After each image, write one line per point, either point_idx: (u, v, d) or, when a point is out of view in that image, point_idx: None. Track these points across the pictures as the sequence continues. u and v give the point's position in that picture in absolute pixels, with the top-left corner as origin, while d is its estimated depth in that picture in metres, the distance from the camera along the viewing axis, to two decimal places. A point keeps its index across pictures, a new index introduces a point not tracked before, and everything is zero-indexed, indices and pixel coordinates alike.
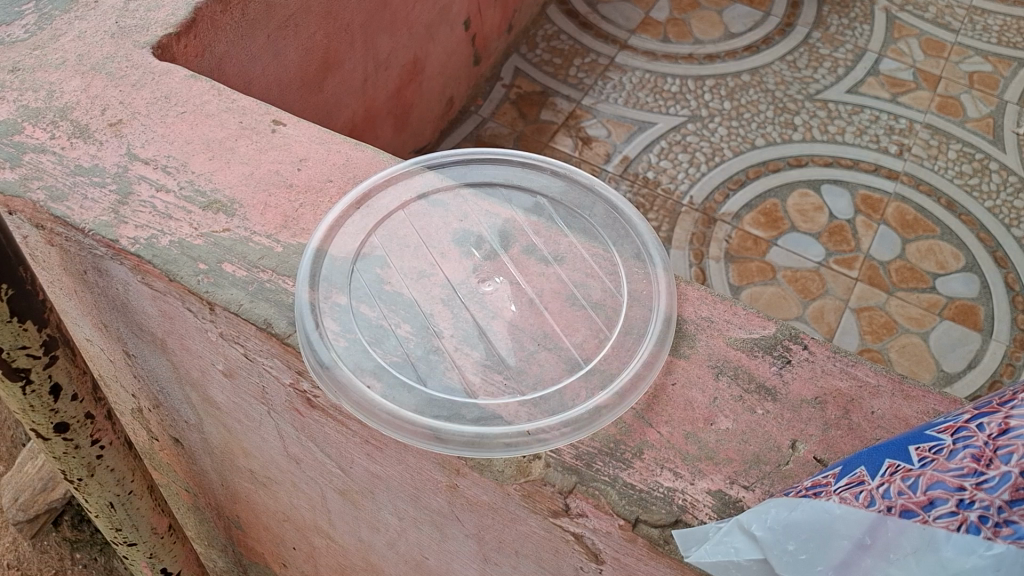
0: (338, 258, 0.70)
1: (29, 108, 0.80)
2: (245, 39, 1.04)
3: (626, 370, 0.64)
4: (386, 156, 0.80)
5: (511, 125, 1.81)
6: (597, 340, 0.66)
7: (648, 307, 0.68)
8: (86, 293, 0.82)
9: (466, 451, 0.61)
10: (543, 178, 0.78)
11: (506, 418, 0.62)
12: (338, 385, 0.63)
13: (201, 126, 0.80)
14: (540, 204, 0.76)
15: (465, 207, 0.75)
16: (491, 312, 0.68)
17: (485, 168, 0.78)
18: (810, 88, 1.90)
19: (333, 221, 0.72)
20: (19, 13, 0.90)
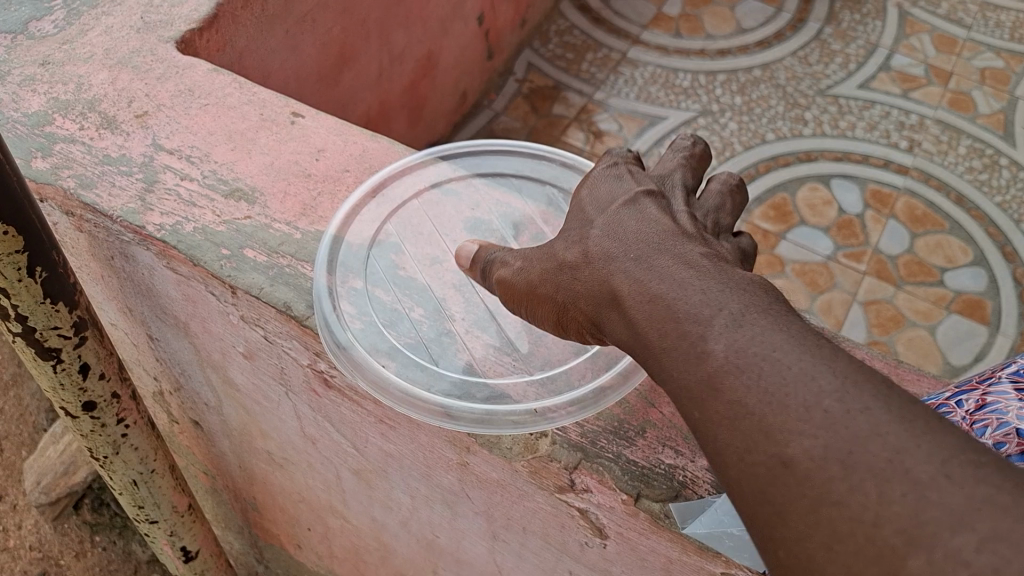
0: (356, 244, 0.73)
1: (59, 101, 0.84)
2: (264, 34, 1.07)
3: None
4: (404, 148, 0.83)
5: (524, 119, 1.84)
6: None
7: None
8: (112, 278, 0.85)
9: (476, 428, 0.63)
10: (553, 169, 0.80)
11: (514, 399, 0.65)
12: (355, 364, 0.66)
13: (223, 118, 0.83)
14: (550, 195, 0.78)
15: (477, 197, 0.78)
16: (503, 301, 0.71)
17: (496, 161, 0.80)
18: (821, 83, 1.92)
19: (348, 209, 0.75)
20: (48, 9, 0.93)
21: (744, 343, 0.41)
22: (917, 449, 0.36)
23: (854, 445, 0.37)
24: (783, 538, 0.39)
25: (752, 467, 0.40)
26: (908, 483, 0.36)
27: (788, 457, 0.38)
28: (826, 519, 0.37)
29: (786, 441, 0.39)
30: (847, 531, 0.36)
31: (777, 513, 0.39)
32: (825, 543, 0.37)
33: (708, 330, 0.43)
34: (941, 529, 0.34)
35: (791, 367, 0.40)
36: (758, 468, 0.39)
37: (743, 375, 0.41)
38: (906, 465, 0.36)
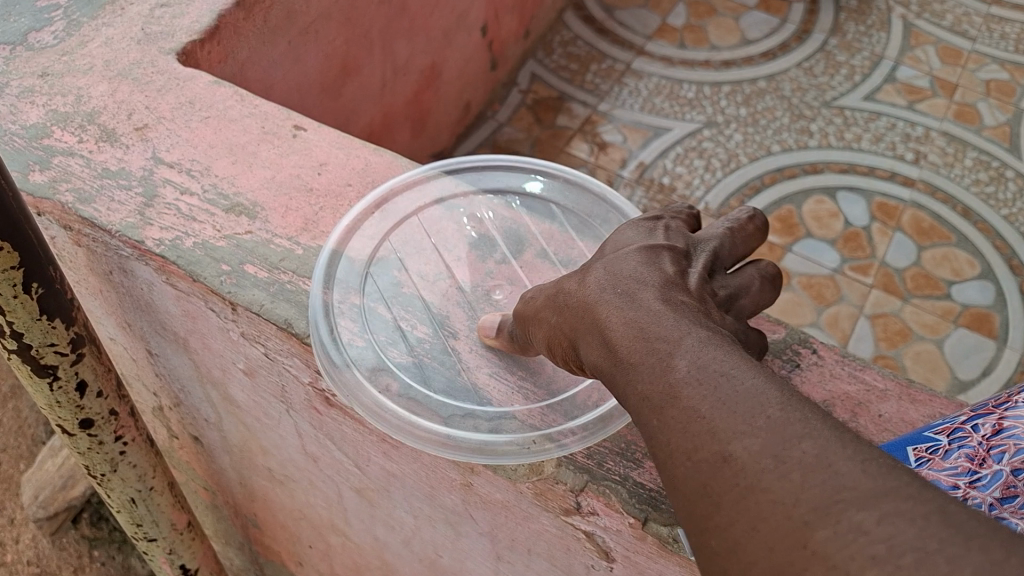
0: (356, 260, 0.71)
1: (58, 113, 0.83)
2: (266, 46, 1.06)
3: None
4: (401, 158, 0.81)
5: (527, 130, 1.82)
6: None
7: None
8: (111, 293, 0.84)
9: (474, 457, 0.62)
10: (556, 183, 0.79)
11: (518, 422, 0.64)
12: (350, 385, 0.65)
13: (225, 130, 0.81)
14: (553, 208, 0.77)
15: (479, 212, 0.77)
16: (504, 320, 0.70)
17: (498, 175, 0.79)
18: (826, 95, 1.91)
19: (348, 223, 0.73)
20: (48, 20, 0.92)
21: (706, 360, 0.41)
22: (844, 450, 0.36)
23: (790, 444, 0.36)
24: (712, 533, 0.38)
25: (696, 465, 0.39)
26: (827, 472, 0.35)
27: (728, 454, 0.38)
28: (754, 509, 0.36)
29: (727, 440, 0.38)
30: (771, 518, 0.35)
31: (711, 508, 0.38)
32: (751, 528, 0.36)
33: (673, 350, 0.43)
34: (849, 507, 0.34)
35: (745, 381, 0.40)
36: (701, 466, 0.39)
37: (695, 385, 0.41)
38: (833, 462, 0.35)
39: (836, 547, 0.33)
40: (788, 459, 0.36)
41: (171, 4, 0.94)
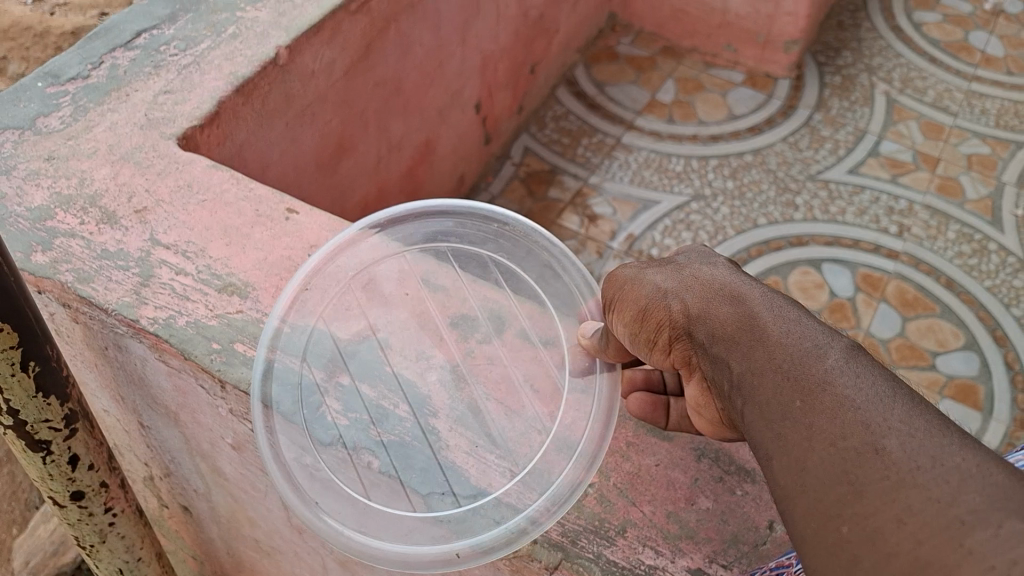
0: (323, 334, 0.74)
1: (61, 196, 0.87)
2: (263, 128, 1.10)
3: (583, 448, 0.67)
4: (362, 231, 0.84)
5: (520, 203, 1.87)
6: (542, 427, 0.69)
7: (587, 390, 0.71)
8: (106, 367, 0.86)
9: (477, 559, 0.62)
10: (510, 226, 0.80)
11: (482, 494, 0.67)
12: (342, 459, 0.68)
13: (220, 213, 0.85)
14: (517, 258, 0.80)
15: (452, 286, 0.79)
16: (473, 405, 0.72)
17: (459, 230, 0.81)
18: (811, 168, 1.97)
19: (288, 296, 0.75)
20: (56, 106, 0.97)
21: (857, 358, 0.49)
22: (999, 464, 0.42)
23: (943, 450, 0.43)
24: (846, 509, 0.45)
25: (842, 451, 0.46)
26: (986, 478, 0.41)
27: (880, 447, 0.45)
28: (901, 504, 0.43)
29: (880, 434, 0.45)
30: (922, 512, 0.42)
31: (854, 493, 0.45)
32: (897, 521, 0.43)
33: (826, 347, 0.50)
34: (1012, 515, 0.40)
35: (900, 387, 0.47)
36: (848, 453, 0.46)
37: (849, 376, 0.48)
38: (990, 471, 0.42)
39: (991, 549, 0.39)
40: (944, 464, 0.43)
41: (174, 91, 0.99)
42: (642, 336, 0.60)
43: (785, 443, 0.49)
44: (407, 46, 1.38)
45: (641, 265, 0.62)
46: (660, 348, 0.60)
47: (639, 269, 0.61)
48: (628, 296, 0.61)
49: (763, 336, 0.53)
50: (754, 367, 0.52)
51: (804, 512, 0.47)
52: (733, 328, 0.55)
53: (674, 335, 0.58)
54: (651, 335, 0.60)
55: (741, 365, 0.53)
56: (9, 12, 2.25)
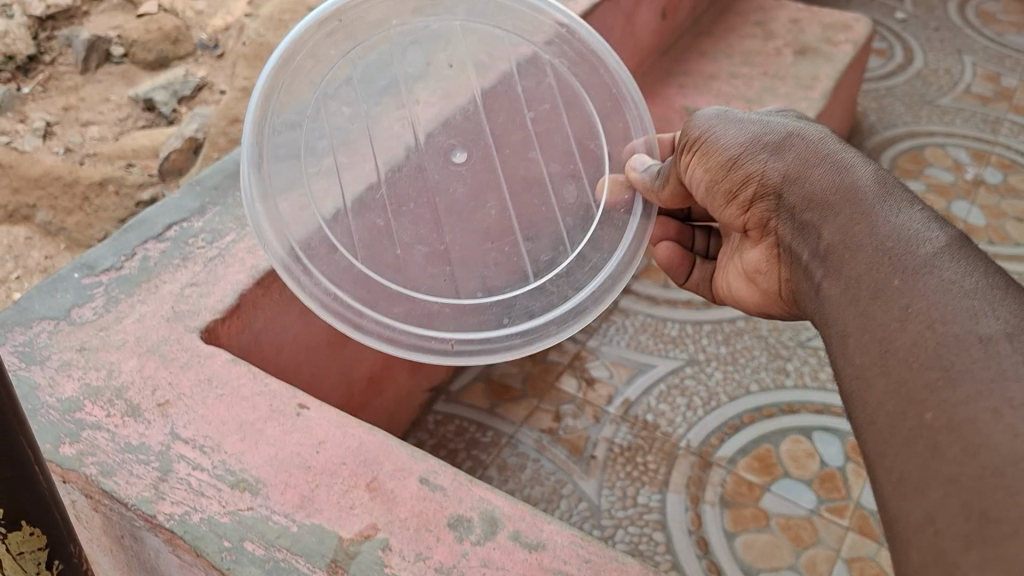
0: (333, 535, 0.81)
1: (91, 387, 0.93)
2: (281, 311, 1.17)
3: (583, 298, 1.16)
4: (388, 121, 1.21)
5: (520, 365, 1.94)
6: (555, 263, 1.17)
7: (603, 260, 1.18)
8: (120, 552, 0.91)
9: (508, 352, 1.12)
10: (578, 33, 1.21)
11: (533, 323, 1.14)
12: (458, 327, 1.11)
13: (236, 407, 0.92)
14: (575, 57, 1.22)
15: (504, 140, 1.23)
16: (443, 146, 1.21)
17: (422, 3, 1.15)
18: (801, 335, 2.04)
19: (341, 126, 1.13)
20: (90, 296, 1.05)
21: (945, 266, 0.84)
22: None
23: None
24: (922, 363, 0.78)
25: (939, 333, 0.78)
26: None
27: (978, 338, 0.76)
28: (1002, 396, 0.71)
29: (975, 330, 0.77)
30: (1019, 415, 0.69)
31: (946, 379, 0.75)
32: (992, 413, 0.70)
33: (920, 245, 0.87)
34: None
35: (980, 285, 0.81)
36: (951, 340, 0.77)
37: (931, 266, 0.84)
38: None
39: None
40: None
41: (200, 282, 1.08)
42: (722, 180, 1.10)
43: (847, 269, 0.92)
44: None
45: (733, 119, 1.12)
46: (743, 202, 1.10)
47: (732, 124, 1.11)
48: (715, 144, 1.11)
49: (864, 211, 0.94)
50: (831, 233, 0.96)
51: (894, 393, 0.78)
52: (804, 179, 1.03)
53: (749, 187, 1.08)
54: (731, 184, 1.10)
55: (812, 218, 1.00)
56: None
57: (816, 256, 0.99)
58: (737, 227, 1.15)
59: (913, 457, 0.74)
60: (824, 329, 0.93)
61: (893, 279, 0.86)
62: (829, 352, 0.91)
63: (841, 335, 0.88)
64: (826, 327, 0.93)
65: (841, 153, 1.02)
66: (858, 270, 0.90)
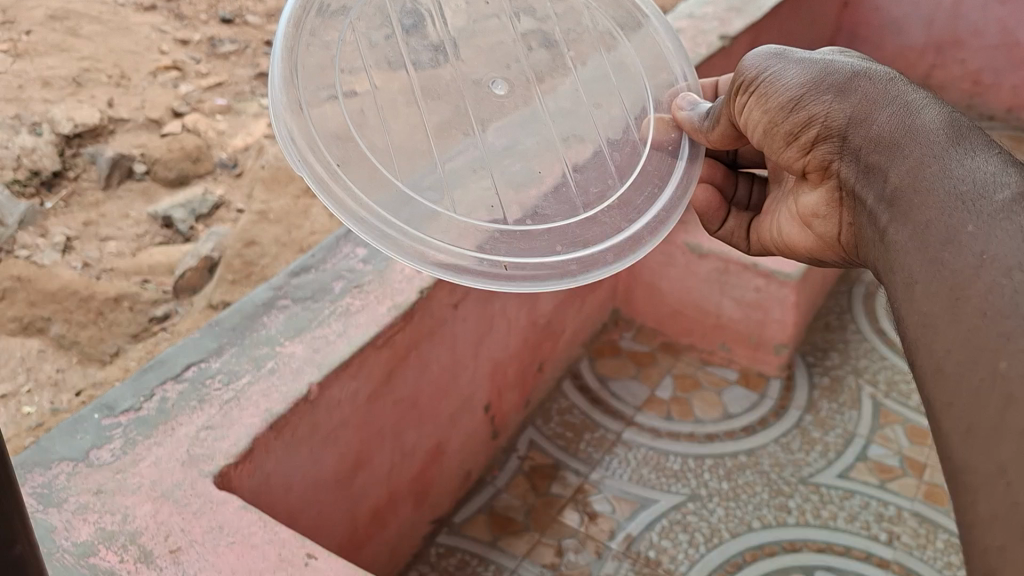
0: None
1: (106, 531, 0.97)
2: (291, 455, 1.22)
3: (633, 229, 1.22)
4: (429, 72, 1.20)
5: (523, 497, 1.94)
6: (604, 198, 1.23)
7: (648, 202, 1.25)
8: None
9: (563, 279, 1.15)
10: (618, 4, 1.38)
11: (588, 252, 1.18)
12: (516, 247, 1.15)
13: (246, 555, 0.96)
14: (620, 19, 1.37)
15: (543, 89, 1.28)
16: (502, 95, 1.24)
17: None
18: (802, 470, 2.05)
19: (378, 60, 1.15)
20: (109, 437, 1.08)
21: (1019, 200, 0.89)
22: None
23: None
24: (991, 306, 0.81)
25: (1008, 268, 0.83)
26: None
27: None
28: None
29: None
30: None
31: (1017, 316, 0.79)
32: None
33: (995, 182, 0.92)
34: None
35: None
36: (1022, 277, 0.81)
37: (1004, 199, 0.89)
38: None
39: None
40: None
41: (215, 425, 1.11)
42: (785, 119, 1.18)
43: (915, 213, 0.97)
44: (425, 368, 1.52)
45: (795, 57, 1.20)
46: (806, 144, 1.18)
47: (794, 63, 1.19)
48: (775, 82, 1.18)
49: (935, 160, 0.99)
50: (898, 176, 1.02)
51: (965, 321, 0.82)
52: (870, 120, 1.10)
53: (812, 128, 1.16)
54: (792, 124, 1.18)
55: (880, 162, 1.06)
56: (59, 275, 2.42)
57: (880, 201, 1.05)
58: (797, 169, 1.23)
59: (982, 411, 0.76)
60: (887, 274, 0.98)
61: (967, 225, 0.89)
62: (893, 298, 0.95)
63: (904, 278, 0.93)
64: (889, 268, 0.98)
65: (908, 95, 1.09)
66: (926, 214, 0.95)
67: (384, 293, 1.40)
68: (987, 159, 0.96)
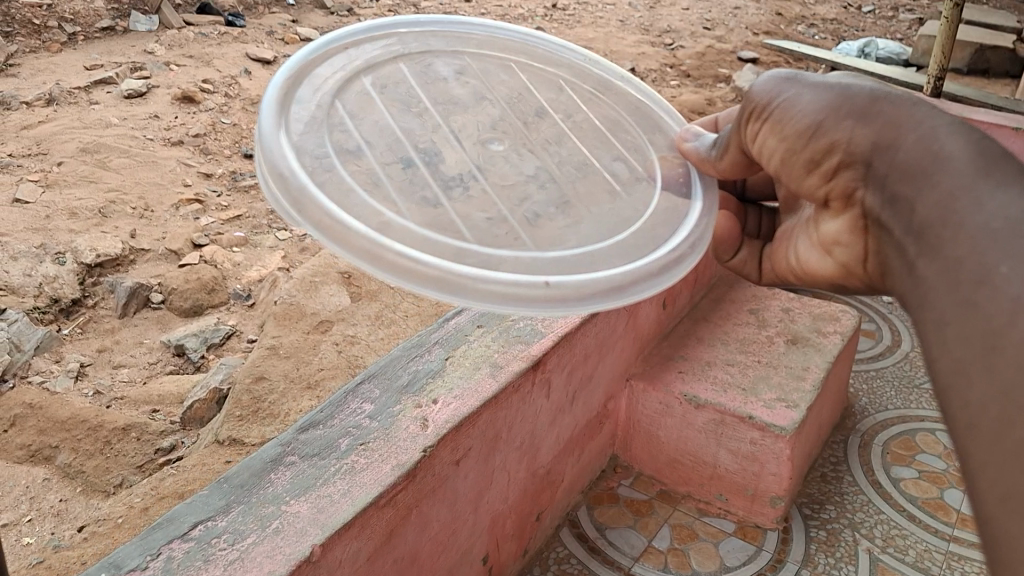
0: None
1: None
2: None
3: (671, 251, 1.21)
4: (422, 129, 1.23)
5: None
6: (630, 223, 1.23)
7: (674, 229, 1.25)
8: None
9: (611, 297, 1.11)
10: (589, 72, 1.53)
11: (630, 267, 1.15)
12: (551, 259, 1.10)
13: None
14: (592, 83, 1.51)
15: (536, 132, 1.33)
16: (515, 162, 1.25)
17: (447, 55, 1.40)
18: None
19: (376, 117, 1.21)
20: None
21: None
22: None
23: None
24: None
25: None
26: None
27: None
28: None
29: None
30: None
31: None
32: None
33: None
34: None
35: None
36: None
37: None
38: None
39: None
40: None
41: None
42: (806, 146, 1.11)
43: (943, 247, 0.85)
44: (426, 524, 1.57)
45: (812, 81, 1.13)
46: (823, 173, 1.10)
47: (810, 90, 1.12)
48: (789, 111, 1.13)
49: (964, 190, 0.85)
50: (927, 208, 0.90)
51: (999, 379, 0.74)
52: (893, 145, 0.98)
53: (834, 154, 1.07)
54: (813, 150, 1.11)
55: (903, 192, 0.95)
56: (70, 402, 2.72)
57: (907, 233, 0.93)
58: (820, 199, 1.14)
59: None
60: (917, 308, 0.87)
61: (1001, 263, 0.78)
62: (919, 332, 0.86)
63: (934, 317, 0.83)
64: (917, 304, 0.87)
65: (932, 118, 0.96)
66: (957, 247, 0.83)
67: (388, 452, 1.46)
68: (1022, 186, 0.83)
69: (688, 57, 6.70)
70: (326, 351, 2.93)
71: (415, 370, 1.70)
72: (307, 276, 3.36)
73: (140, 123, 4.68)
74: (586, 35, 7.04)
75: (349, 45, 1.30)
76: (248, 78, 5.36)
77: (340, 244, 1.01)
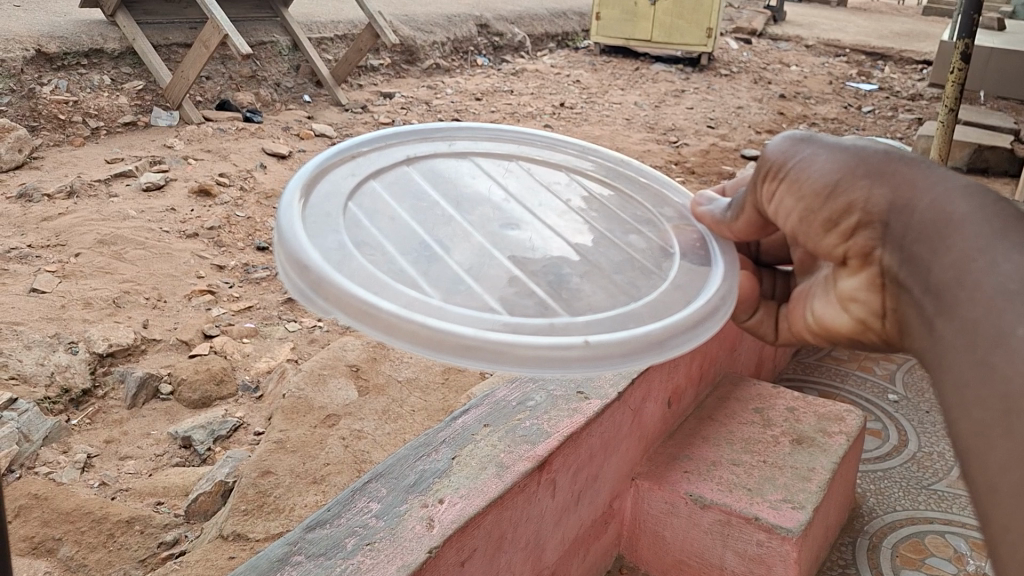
0: None
1: None
2: None
3: (700, 306, 1.23)
4: (441, 216, 1.28)
5: None
6: (655, 288, 1.25)
7: (698, 290, 1.27)
8: None
9: (646, 354, 1.12)
10: (594, 158, 1.58)
11: (662, 325, 1.16)
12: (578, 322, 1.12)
13: None
14: (597, 169, 1.56)
15: (546, 217, 1.37)
16: (527, 243, 1.28)
17: (454, 157, 1.45)
18: None
19: (388, 204, 1.26)
20: None
21: None
22: None
23: None
24: None
25: None
26: None
27: None
28: None
29: None
30: None
31: None
32: None
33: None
34: None
35: None
36: None
37: None
38: None
39: None
40: None
41: None
42: (823, 207, 1.06)
43: (960, 309, 0.79)
44: None
45: (827, 142, 1.09)
46: (841, 235, 1.04)
47: (825, 151, 1.08)
48: (803, 172, 1.09)
49: (978, 251, 0.80)
50: (942, 268, 0.84)
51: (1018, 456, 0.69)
52: (909, 206, 0.93)
53: (851, 214, 1.02)
54: (830, 210, 1.05)
55: (920, 251, 0.89)
56: (76, 494, 2.73)
57: (925, 292, 0.87)
58: (837, 259, 1.08)
59: None
60: (931, 368, 0.83)
61: (1017, 326, 0.73)
62: (939, 398, 0.81)
63: (949, 379, 0.78)
64: (934, 366, 0.82)
65: (948, 178, 0.91)
66: (971, 309, 0.78)
67: (393, 552, 1.47)
68: None
69: (693, 155, 6.87)
70: (333, 446, 2.93)
71: (421, 469, 1.73)
72: (315, 370, 3.39)
73: (156, 216, 4.79)
74: (593, 133, 7.24)
75: (360, 150, 1.35)
76: (263, 173, 5.52)
77: (364, 322, 1.02)
